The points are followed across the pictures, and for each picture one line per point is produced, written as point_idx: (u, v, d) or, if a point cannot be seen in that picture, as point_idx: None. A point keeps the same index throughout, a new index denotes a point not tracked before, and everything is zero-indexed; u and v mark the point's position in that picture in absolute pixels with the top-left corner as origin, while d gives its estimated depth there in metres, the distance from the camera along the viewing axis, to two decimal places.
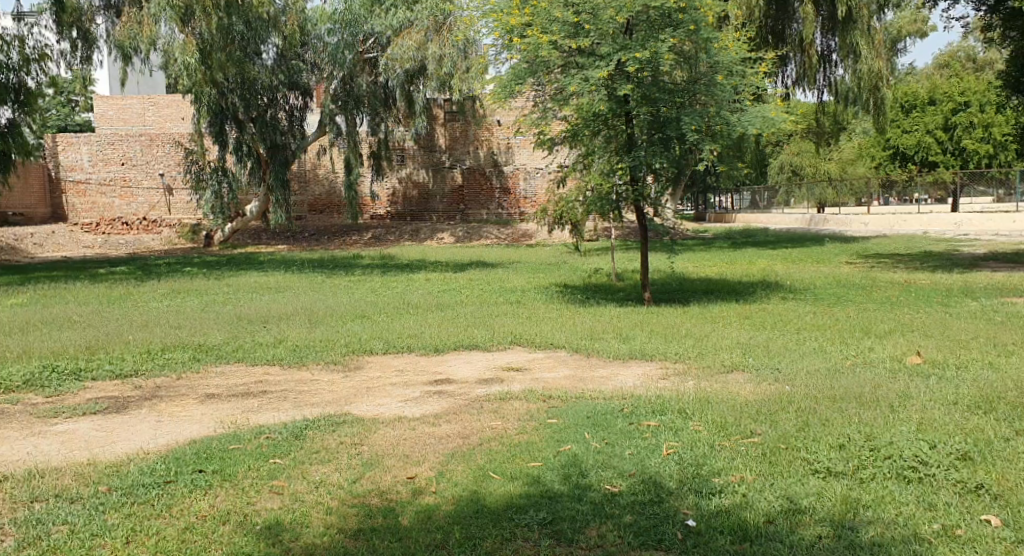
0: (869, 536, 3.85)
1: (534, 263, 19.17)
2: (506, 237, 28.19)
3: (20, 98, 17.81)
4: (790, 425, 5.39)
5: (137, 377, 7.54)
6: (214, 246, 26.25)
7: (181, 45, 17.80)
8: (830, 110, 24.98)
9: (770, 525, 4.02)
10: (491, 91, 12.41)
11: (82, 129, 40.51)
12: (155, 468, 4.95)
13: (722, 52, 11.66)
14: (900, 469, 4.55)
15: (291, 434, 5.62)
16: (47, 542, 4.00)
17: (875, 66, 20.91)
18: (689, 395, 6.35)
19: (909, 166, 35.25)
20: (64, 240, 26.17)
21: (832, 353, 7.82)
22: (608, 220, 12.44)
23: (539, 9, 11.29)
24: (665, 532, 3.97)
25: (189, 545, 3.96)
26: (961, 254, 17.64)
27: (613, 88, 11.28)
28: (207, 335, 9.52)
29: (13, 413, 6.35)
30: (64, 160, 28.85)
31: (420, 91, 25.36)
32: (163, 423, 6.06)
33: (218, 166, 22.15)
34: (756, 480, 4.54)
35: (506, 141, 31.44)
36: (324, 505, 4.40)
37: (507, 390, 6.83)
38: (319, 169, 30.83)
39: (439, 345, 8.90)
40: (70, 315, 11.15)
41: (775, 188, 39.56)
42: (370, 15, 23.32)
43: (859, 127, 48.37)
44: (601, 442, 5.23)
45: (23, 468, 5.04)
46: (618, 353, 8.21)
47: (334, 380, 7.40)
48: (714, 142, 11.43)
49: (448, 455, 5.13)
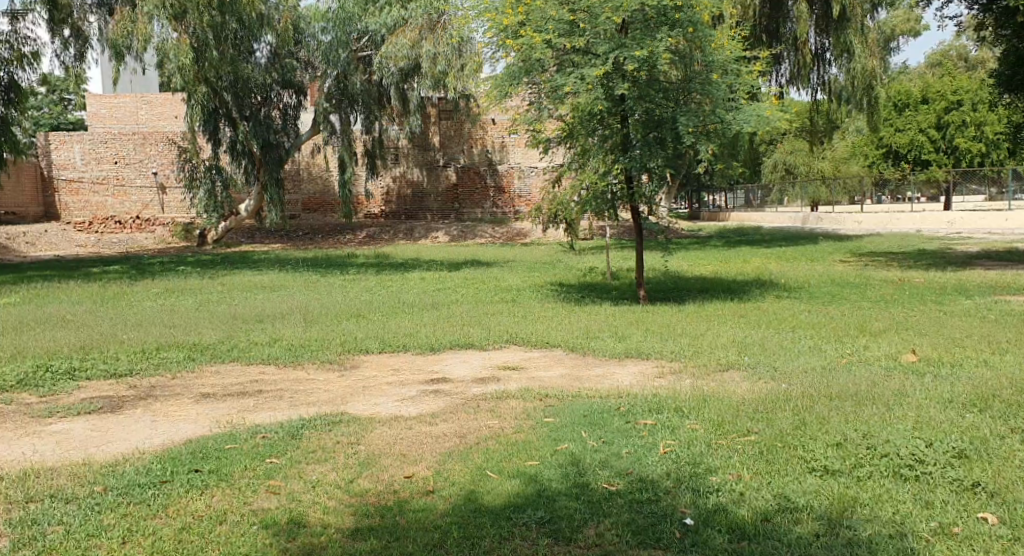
0: (866, 533, 3.86)
1: (530, 263, 18.99)
2: (500, 236, 28.30)
3: (13, 97, 17.91)
4: (787, 424, 5.39)
5: (131, 377, 7.52)
6: (207, 244, 26.01)
7: (175, 46, 17.85)
8: (824, 108, 25.09)
9: (768, 523, 4.04)
10: (487, 90, 12.51)
11: (77, 127, 40.42)
12: (150, 469, 4.92)
13: (718, 51, 11.64)
14: (897, 468, 4.57)
15: (287, 434, 5.60)
16: (43, 542, 3.98)
17: (869, 65, 21.06)
18: (687, 394, 6.33)
19: (903, 164, 35.21)
20: (57, 239, 26.07)
21: (826, 352, 7.82)
22: (604, 219, 12.46)
23: (534, 9, 11.36)
24: (664, 531, 3.97)
25: (187, 545, 3.94)
26: (956, 254, 17.47)
27: (609, 86, 11.31)
28: (202, 335, 9.42)
29: (7, 413, 6.33)
30: (57, 158, 28.65)
31: (414, 90, 25.02)
32: (158, 423, 6.04)
33: (211, 164, 22.06)
34: (753, 479, 4.55)
35: (501, 140, 31.42)
36: (322, 505, 4.39)
37: (503, 390, 6.79)
38: (313, 169, 30.82)
39: (434, 344, 8.89)
40: (63, 314, 11.08)
41: (768, 188, 40.31)
42: (364, 13, 23.11)
43: (853, 126, 48.41)
44: (598, 442, 5.23)
45: (19, 469, 5.01)
46: (614, 352, 8.19)
47: (329, 380, 7.38)
48: (709, 142, 11.43)
49: (445, 454, 5.13)
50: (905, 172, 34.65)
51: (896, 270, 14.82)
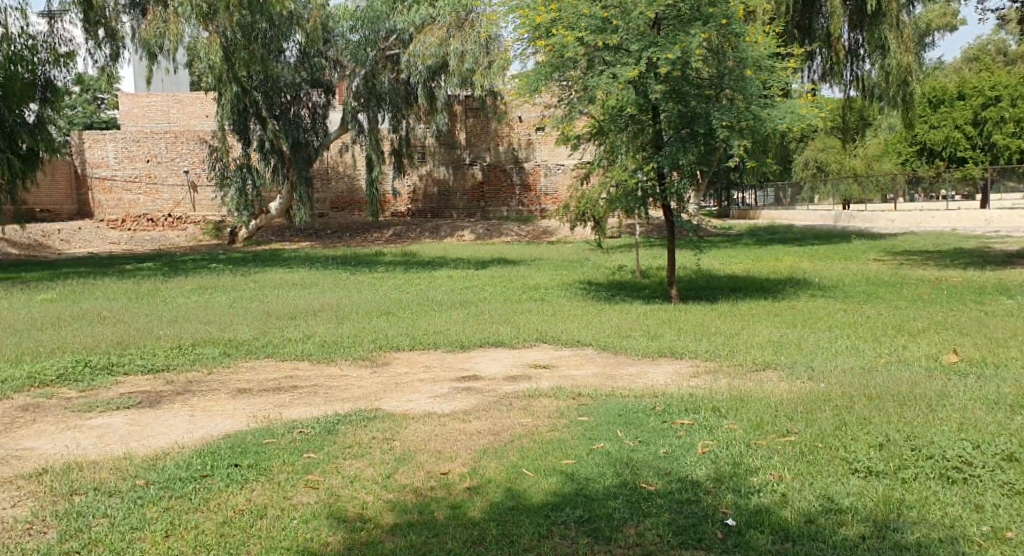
0: (914, 537, 3.79)
1: (559, 261, 19.00)
2: (526, 234, 28.19)
3: (48, 96, 18.20)
4: (828, 424, 5.33)
5: (168, 372, 7.61)
6: (237, 243, 26.28)
7: (206, 45, 18.04)
8: (857, 105, 24.80)
9: (812, 525, 3.98)
10: (516, 87, 12.48)
11: (109, 126, 41.00)
12: (191, 463, 4.95)
13: (752, 47, 11.53)
14: (944, 470, 4.49)
15: (324, 429, 5.63)
16: (88, 535, 4.02)
17: (904, 61, 20.53)
18: (723, 394, 6.27)
19: (937, 162, 34.28)
20: (91, 236, 26.44)
21: (864, 352, 7.71)
22: (633, 217, 12.41)
23: (565, 5, 11.31)
24: (705, 531, 3.93)
25: (229, 539, 3.96)
26: (995, 253, 17.16)
27: (640, 85, 11.23)
28: (235, 332, 9.48)
29: (48, 408, 6.42)
30: (91, 157, 29.00)
31: (442, 88, 24.97)
32: (196, 418, 6.09)
33: (242, 163, 22.26)
34: (794, 480, 4.49)
35: (527, 137, 31.48)
36: (360, 500, 4.41)
37: (535, 388, 6.78)
38: (340, 168, 30.95)
39: (465, 341, 8.90)
40: (100, 311, 11.22)
41: (799, 186, 39.93)
42: (392, 12, 23.36)
43: (887, 123, 47.80)
44: (634, 441, 5.19)
45: (62, 462, 5.07)
46: (647, 352, 8.13)
47: (362, 376, 7.42)
48: (743, 138, 11.34)
49: (480, 451, 5.12)
50: (939, 170, 33.84)
51: (934, 269, 14.60)
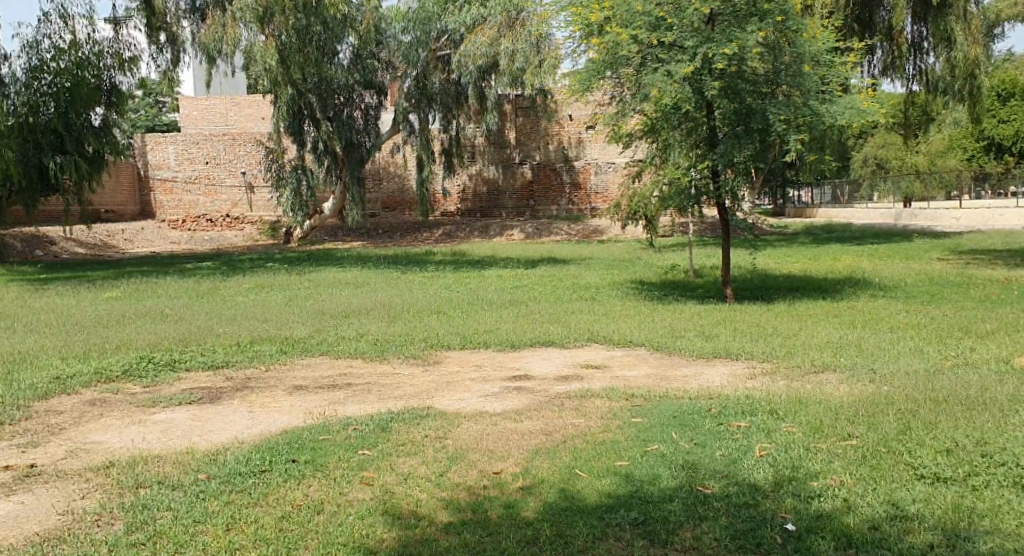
0: (986, 547, 3.65)
1: (610, 260, 18.88)
2: (575, 233, 28.07)
3: (113, 100, 18.72)
4: (891, 428, 5.18)
5: (227, 368, 7.75)
6: (292, 243, 26.70)
7: (262, 48, 18.30)
8: (919, 100, 24.13)
9: (877, 532, 3.86)
10: (568, 85, 12.42)
11: (170, 128, 41.99)
12: (250, 459, 5.02)
13: (810, 42, 11.30)
14: (1017, 477, 4.32)
15: (378, 426, 5.66)
16: (153, 527, 4.10)
17: (972, 53, 19.89)
18: (781, 395, 6.14)
19: (1005, 157, 34.73)
20: (153, 236, 27.11)
21: (928, 353, 7.50)
22: (686, 216, 12.26)
23: (618, 2, 11.21)
24: (764, 536, 3.85)
25: (288, 534, 4.00)
26: None
27: (695, 82, 11.07)
28: (291, 330, 9.60)
29: (113, 402, 6.58)
30: (153, 159, 29.68)
31: (492, 88, 25.02)
32: (255, 414, 6.18)
33: (297, 164, 22.60)
34: (857, 485, 4.37)
35: (577, 135, 31.37)
36: (415, 497, 4.42)
37: (587, 388, 6.73)
38: (391, 168, 31.22)
39: (516, 341, 8.88)
40: (161, 308, 11.47)
41: (857, 183, 39.05)
42: (443, 13, 23.61)
43: (950, 117, 46.45)
44: (690, 443, 5.12)
45: (127, 456, 5.19)
46: (701, 352, 8.02)
47: (414, 375, 7.45)
48: (801, 134, 11.12)
49: (532, 451, 5.09)
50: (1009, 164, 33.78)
51: (1000, 269, 14.12)
